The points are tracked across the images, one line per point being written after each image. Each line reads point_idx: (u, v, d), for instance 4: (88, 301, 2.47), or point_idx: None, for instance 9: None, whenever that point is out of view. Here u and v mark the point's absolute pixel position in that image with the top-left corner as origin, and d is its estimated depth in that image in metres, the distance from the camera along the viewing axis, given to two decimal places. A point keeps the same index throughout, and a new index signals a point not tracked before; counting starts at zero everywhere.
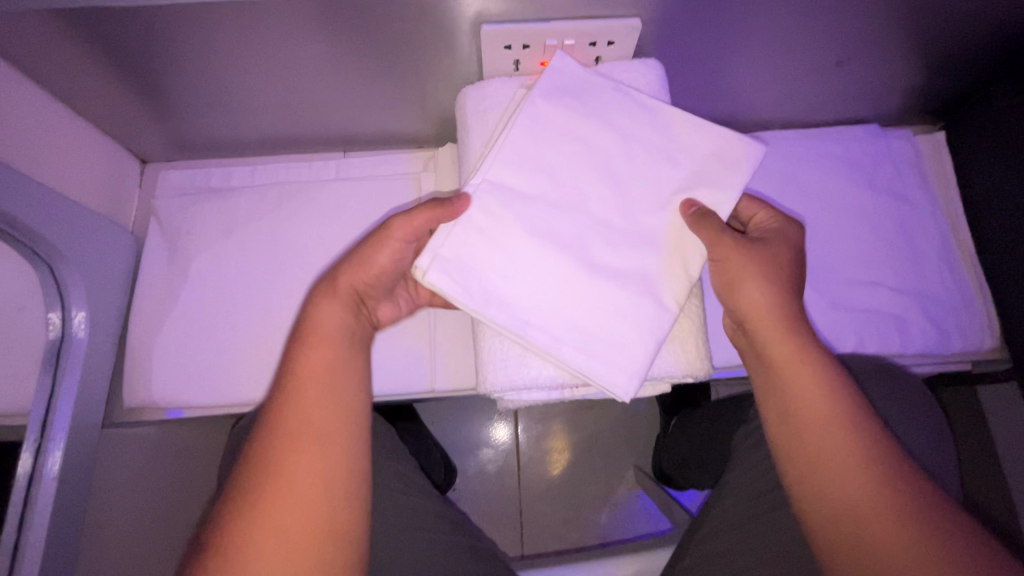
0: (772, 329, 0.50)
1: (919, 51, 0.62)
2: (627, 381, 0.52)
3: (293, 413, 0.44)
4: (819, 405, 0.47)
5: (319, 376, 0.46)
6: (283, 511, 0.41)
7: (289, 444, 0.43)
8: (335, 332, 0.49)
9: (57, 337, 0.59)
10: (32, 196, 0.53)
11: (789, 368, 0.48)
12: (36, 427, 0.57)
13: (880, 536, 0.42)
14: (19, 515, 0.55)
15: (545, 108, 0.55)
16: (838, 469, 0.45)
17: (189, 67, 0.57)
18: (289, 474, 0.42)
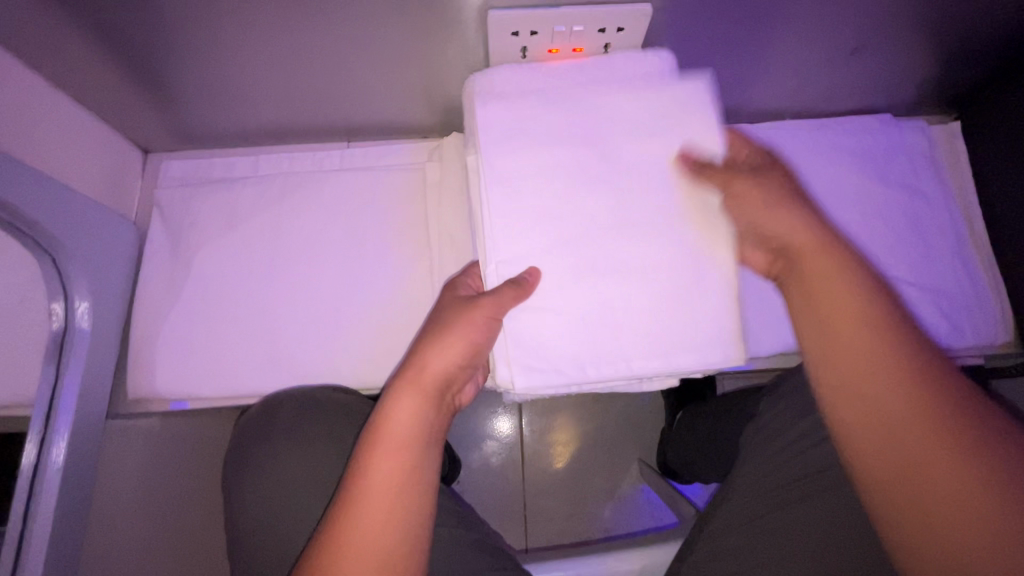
0: (802, 244, 0.48)
1: (936, 39, 0.60)
2: (715, 351, 0.53)
3: (388, 466, 0.45)
4: (855, 315, 0.44)
5: (407, 437, 0.47)
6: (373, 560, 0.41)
7: (370, 497, 0.43)
8: (426, 395, 0.49)
9: (60, 330, 0.58)
10: (34, 187, 0.52)
11: (828, 295, 0.45)
12: (40, 419, 0.56)
13: (938, 460, 0.38)
14: (25, 509, 0.54)
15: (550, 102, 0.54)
16: (883, 387, 0.41)
17: (191, 55, 0.56)
18: (364, 527, 0.42)
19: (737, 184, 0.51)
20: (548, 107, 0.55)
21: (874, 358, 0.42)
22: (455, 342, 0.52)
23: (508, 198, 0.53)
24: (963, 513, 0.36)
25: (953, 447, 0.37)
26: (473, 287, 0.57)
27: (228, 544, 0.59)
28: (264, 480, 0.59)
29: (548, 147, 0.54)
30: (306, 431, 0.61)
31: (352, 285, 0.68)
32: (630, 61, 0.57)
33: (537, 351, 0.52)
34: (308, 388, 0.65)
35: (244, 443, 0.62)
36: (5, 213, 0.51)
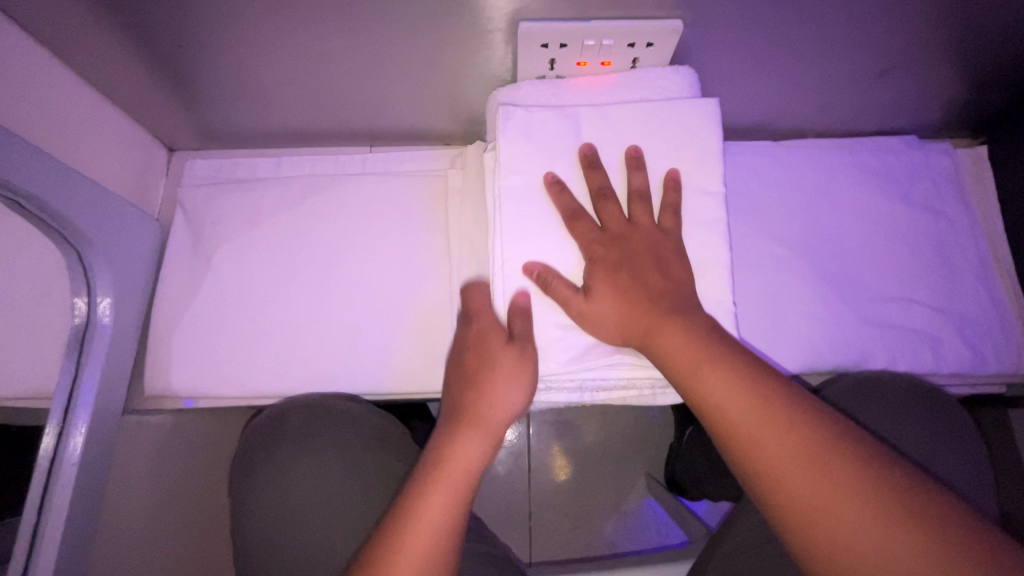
0: (684, 360, 0.46)
1: (967, 61, 0.60)
2: None
3: (468, 447, 0.50)
4: (749, 401, 0.42)
5: (495, 426, 0.51)
6: (434, 538, 0.45)
7: (428, 516, 0.45)
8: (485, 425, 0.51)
9: (82, 324, 0.59)
10: (63, 182, 0.53)
11: (712, 383, 0.44)
12: (58, 413, 0.56)
13: (843, 521, 0.36)
14: (40, 501, 0.54)
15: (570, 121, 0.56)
16: (800, 468, 0.39)
17: (220, 55, 0.57)
18: (419, 548, 0.44)
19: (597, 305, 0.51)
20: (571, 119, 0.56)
21: (770, 429, 0.41)
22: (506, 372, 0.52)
23: (525, 206, 0.55)
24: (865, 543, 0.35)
25: (862, 507, 0.36)
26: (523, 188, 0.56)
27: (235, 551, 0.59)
28: (274, 488, 0.59)
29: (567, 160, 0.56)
30: (313, 439, 0.61)
31: (370, 288, 0.68)
32: (654, 77, 0.58)
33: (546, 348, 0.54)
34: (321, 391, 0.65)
35: (252, 450, 0.61)
36: (35, 206, 0.51)
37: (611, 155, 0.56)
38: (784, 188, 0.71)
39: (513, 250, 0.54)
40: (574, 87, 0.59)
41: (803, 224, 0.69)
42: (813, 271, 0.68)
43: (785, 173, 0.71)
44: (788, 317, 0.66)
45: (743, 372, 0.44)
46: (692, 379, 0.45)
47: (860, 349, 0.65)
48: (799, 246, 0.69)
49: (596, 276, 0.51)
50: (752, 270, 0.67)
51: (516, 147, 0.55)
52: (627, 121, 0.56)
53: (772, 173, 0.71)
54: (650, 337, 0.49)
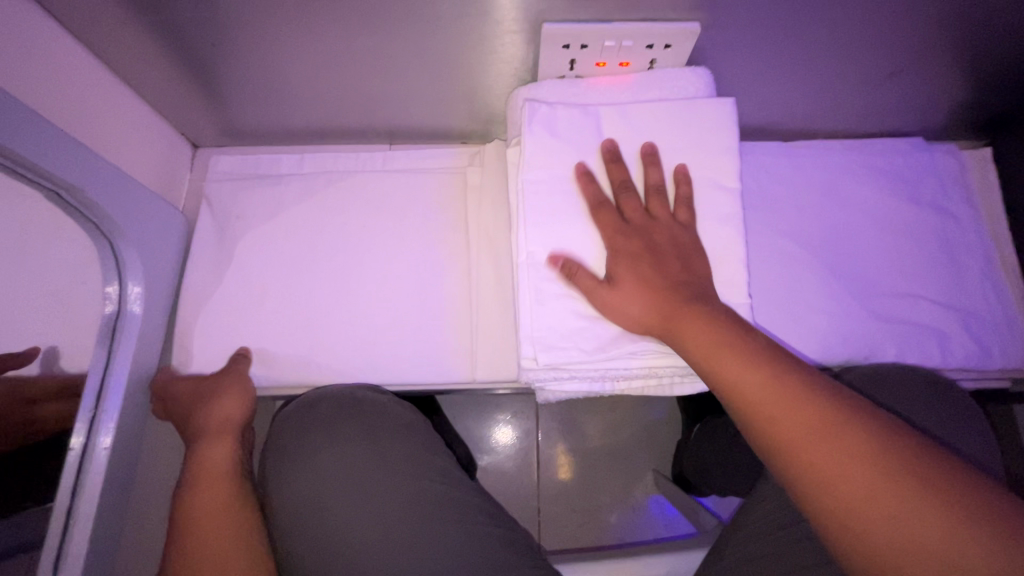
0: (707, 350, 0.47)
1: (972, 65, 0.62)
2: None
3: (215, 454, 0.57)
4: (773, 388, 0.43)
5: (230, 424, 0.60)
6: (215, 536, 0.51)
7: (201, 516, 0.52)
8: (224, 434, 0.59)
9: (113, 313, 0.60)
10: (99, 175, 0.54)
11: (730, 365, 0.46)
12: (91, 399, 0.58)
13: (868, 501, 0.37)
14: (74, 484, 0.56)
15: (591, 118, 0.58)
16: (825, 449, 0.40)
17: (250, 54, 0.59)
18: (213, 538, 0.50)
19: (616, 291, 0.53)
20: (592, 115, 0.58)
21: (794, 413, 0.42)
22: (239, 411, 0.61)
23: (548, 200, 0.56)
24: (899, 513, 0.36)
25: (889, 488, 0.37)
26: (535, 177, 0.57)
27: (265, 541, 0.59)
28: (302, 476, 0.59)
29: (587, 154, 0.57)
30: (341, 429, 0.61)
31: (390, 281, 0.70)
32: (671, 77, 0.60)
33: (569, 336, 0.55)
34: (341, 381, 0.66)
35: (282, 441, 0.62)
36: (73, 198, 0.53)
37: (631, 151, 0.58)
38: (794, 187, 0.73)
39: (536, 241, 0.56)
40: (595, 85, 0.61)
41: (813, 222, 0.71)
42: (823, 267, 0.69)
43: (796, 172, 0.73)
44: (799, 312, 0.67)
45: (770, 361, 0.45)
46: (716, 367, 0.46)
47: (869, 342, 0.66)
48: (810, 243, 0.70)
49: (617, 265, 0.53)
50: (765, 266, 0.69)
51: (539, 143, 0.57)
52: (649, 118, 0.58)
53: (783, 173, 0.73)
54: (674, 326, 0.50)
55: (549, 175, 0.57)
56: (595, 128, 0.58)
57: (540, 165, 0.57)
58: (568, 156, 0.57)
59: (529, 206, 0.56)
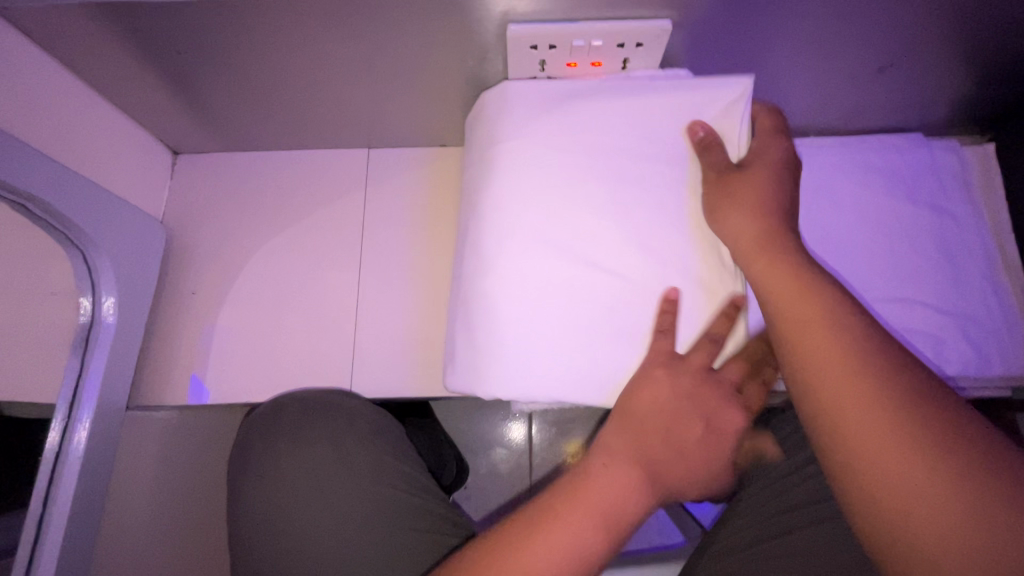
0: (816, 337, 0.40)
1: (968, 57, 0.58)
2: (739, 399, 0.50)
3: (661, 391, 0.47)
4: (838, 361, 0.38)
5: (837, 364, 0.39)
6: (614, 494, 0.43)
7: (590, 493, 0.43)
8: (597, 507, 0.42)
9: (86, 323, 0.61)
10: (68, 186, 0.54)
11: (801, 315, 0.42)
12: (63, 410, 0.58)
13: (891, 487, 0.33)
14: (45, 495, 0.57)
15: (563, 117, 0.55)
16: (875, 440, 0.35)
17: (218, 58, 0.58)
18: (593, 495, 0.43)
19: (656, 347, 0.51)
20: (563, 115, 0.55)
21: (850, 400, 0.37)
22: (626, 468, 0.45)
23: (515, 206, 0.54)
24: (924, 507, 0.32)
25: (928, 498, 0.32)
26: (508, 175, 0.54)
27: (231, 554, 0.56)
28: (267, 480, 0.58)
29: (557, 155, 0.54)
30: (306, 429, 0.60)
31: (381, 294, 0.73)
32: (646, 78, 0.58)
33: (529, 350, 0.52)
34: (313, 393, 0.65)
35: (249, 442, 0.61)
36: (40, 209, 0.53)
37: (603, 148, 0.55)
38: None
39: (502, 246, 0.53)
40: (567, 81, 0.58)
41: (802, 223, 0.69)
42: None
43: None
44: None
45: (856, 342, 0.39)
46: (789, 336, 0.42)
47: None
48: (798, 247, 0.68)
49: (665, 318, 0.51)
50: None
51: (506, 152, 0.55)
52: (623, 114, 0.55)
53: None
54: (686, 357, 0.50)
55: (517, 181, 0.54)
56: (565, 127, 0.55)
57: (511, 168, 0.54)
58: (539, 159, 0.54)
59: (496, 214, 0.54)
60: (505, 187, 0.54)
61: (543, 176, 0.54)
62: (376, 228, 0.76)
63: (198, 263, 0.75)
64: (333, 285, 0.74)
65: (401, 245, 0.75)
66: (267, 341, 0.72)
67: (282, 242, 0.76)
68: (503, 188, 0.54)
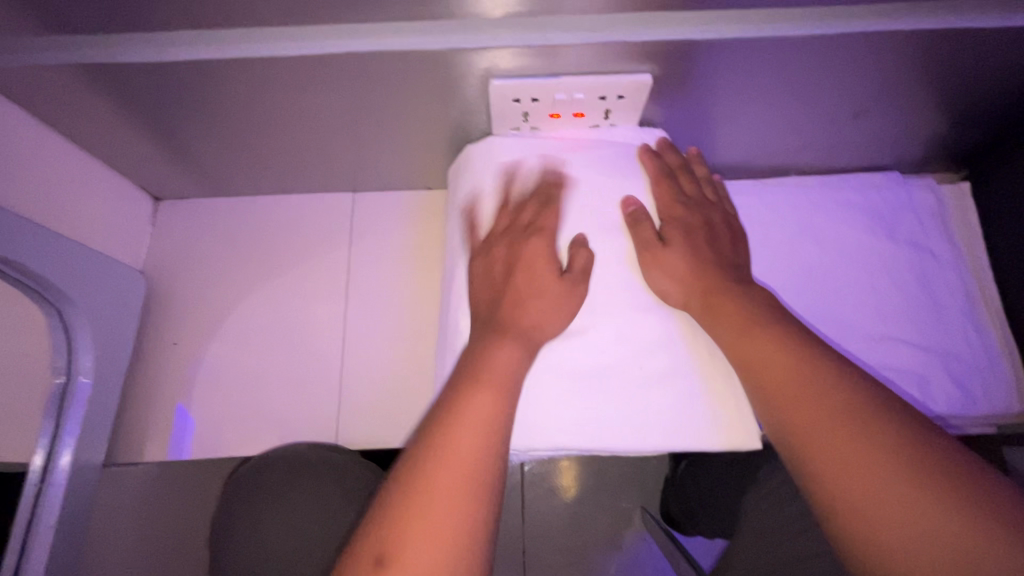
0: (775, 366, 0.44)
1: (940, 103, 0.60)
2: (728, 438, 0.51)
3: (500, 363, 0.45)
4: (817, 399, 0.41)
5: (803, 389, 0.42)
6: (467, 471, 0.39)
7: (453, 465, 0.39)
8: (467, 462, 0.39)
9: (62, 383, 0.59)
10: (43, 244, 0.53)
11: (757, 351, 0.45)
12: (36, 474, 0.56)
13: (902, 514, 0.36)
14: (17, 563, 0.54)
15: (544, 173, 0.58)
16: (866, 471, 0.38)
17: (199, 111, 0.57)
18: (448, 492, 0.38)
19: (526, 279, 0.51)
20: (545, 172, 0.58)
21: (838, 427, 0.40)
22: (481, 428, 0.41)
23: None
24: (907, 533, 0.35)
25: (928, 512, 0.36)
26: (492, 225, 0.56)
27: None
28: (251, 546, 0.56)
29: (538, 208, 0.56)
30: (290, 491, 0.59)
31: (370, 338, 0.73)
32: (627, 135, 0.60)
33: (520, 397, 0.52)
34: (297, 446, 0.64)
35: (232, 505, 0.60)
36: (14, 269, 0.52)
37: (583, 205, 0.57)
38: (767, 229, 0.71)
39: None
40: (548, 138, 0.60)
41: (789, 262, 0.69)
42: (800, 311, 0.67)
43: (768, 212, 0.71)
44: None
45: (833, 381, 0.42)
46: (767, 378, 0.44)
47: None
48: (785, 287, 0.68)
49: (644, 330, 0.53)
50: None
51: (490, 206, 0.57)
52: (602, 170, 0.58)
53: (754, 213, 0.71)
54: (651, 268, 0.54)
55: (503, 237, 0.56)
56: (545, 182, 0.57)
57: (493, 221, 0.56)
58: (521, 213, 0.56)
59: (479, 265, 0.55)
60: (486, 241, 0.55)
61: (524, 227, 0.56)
62: (363, 271, 0.75)
63: (180, 310, 0.74)
64: (318, 331, 0.73)
65: (388, 288, 0.74)
66: (251, 390, 0.71)
67: (266, 286, 0.75)
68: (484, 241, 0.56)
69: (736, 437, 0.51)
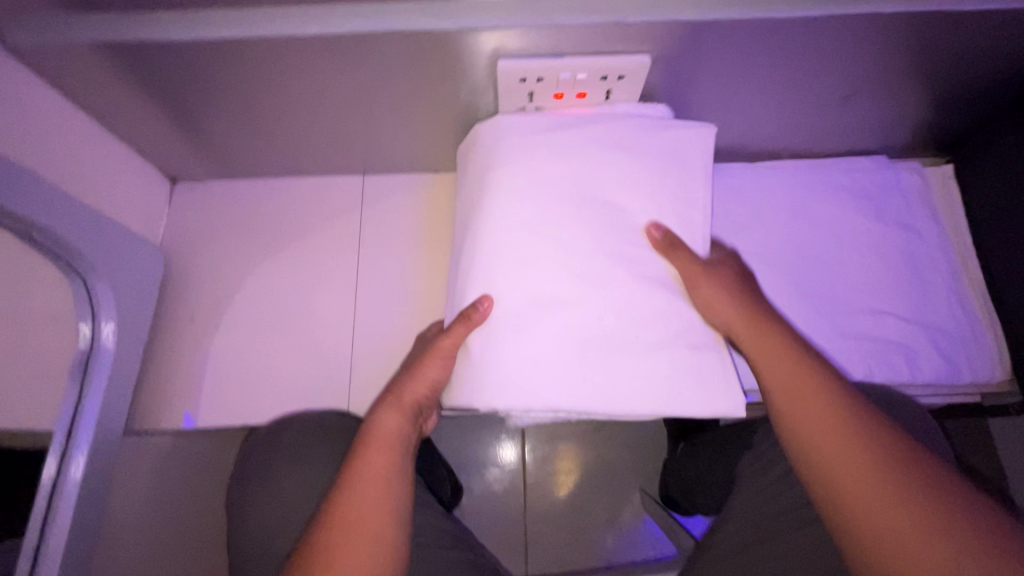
0: (785, 366, 0.48)
1: (924, 86, 0.63)
2: (716, 404, 0.54)
3: (389, 420, 0.54)
4: (818, 397, 0.46)
5: (807, 382, 0.47)
6: (374, 510, 0.48)
7: (359, 506, 0.48)
8: (372, 496, 0.49)
9: (86, 348, 0.62)
10: (71, 215, 0.56)
11: (772, 350, 0.50)
12: (63, 433, 0.59)
13: (888, 506, 0.41)
14: (43, 517, 0.57)
15: (555, 143, 0.59)
16: (856, 462, 0.43)
17: (220, 91, 0.60)
18: (356, 527, 0.47)
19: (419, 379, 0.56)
20: (558, 143, 0.59)
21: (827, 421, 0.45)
22: (380, 472, 0.51)
23: (507, 223, 0.56)
24: (889, 516, 0.40)
25: (919, 518, 0.40)
26: (504, 193, 0.57)
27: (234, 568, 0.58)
28: (268, 502, 0.58)
29: (547, 177, 0.58)
30: (309, 452, 0.61)
31: (378, 315, 0.75)
32: (630, 111, 0.63)
33: (521, 363, 0.53)
34: (308, 416, 0.65)
35: (251, 466, 0.62)
36: (45, 237, 0.54)
37: (592, 174, 0.58)
38: (760, 211, 0.74)
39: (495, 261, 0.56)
40: (557, 113, 0.62)
41: (779, 241, 0.73)
42: (792, 287, 0.70)
43: (760, 194, 0.75)
44: None
45: (832, 380, 0.47)
46: (771, 378, 0.49)
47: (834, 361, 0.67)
48: (777, 264, 0.71)
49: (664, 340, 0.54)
50: None
51: (501, 175, 0.58)
52: (613, 141, 0.59)
53: (746, 196, 0.75)
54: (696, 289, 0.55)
55: (514, 206, 0.57)
56: (555, 153, 0.59)
57: (506, 189, 0.58)
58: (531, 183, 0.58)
59: (490, 233, 0.57)
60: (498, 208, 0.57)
61: (535, 196, 0.57)
62: (372, 249, 0.78)
63: (194, 288, 0.76)
64: (329, 307, 0.75)
65: (396, 267, 0.77)
66: (264, 363, 0.73)
67: (278, 264, 0.77)
68: (496, 209, 0.57)
69: (724, 403, 0.53)
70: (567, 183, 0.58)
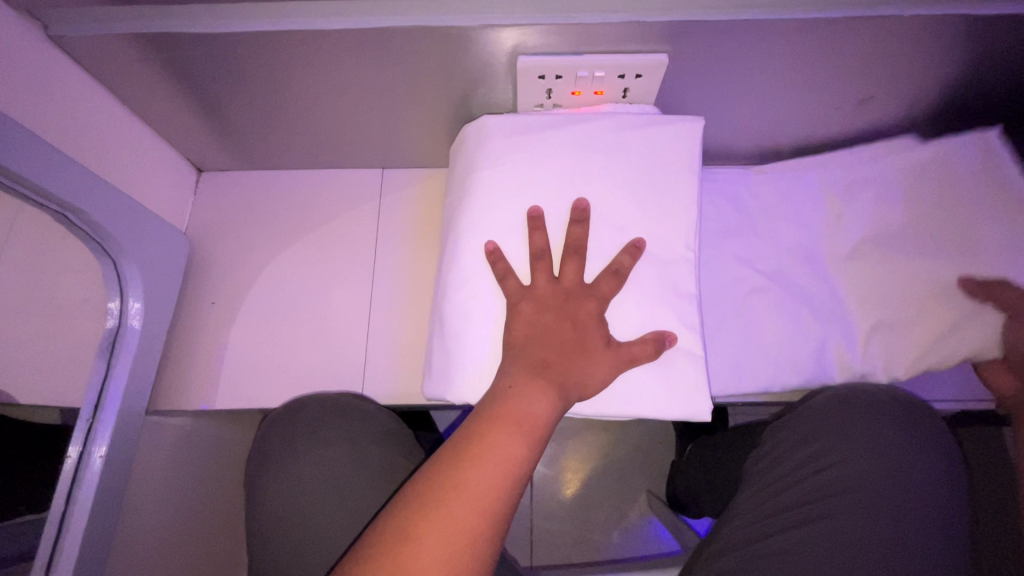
0: None
1: (942, 91, 0.63)
2: (681, 405, 0.54)
3: (534, 401, 0.48)
4: None
5: None
6: (482, 499, 0.44)
7: (471, 492, 0.44)
8: (504, 475, 0.45)
9: (113, 327, 0.64)
10: (106, 199, 0.58)
11: None
12: (89, 409, 0.61)
13: None
14: (69, 491, 0.59)
15: (538, 140, 0.59)
16: None
17: (247, 83, 0.62)
18: (459, 513, 0.43)
19: (580, 308, 0.53)
20: (540, 141, 0.59)
21: None
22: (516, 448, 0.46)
23: (488, 219, 0.58)
24: None
25: None
26: (489, 190, 0.59)
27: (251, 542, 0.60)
28: (285, 480, 0.60)
29: (532, 173, 0.59)
30: (324, 431, 0.62)
31: (391, 305, 0.77)
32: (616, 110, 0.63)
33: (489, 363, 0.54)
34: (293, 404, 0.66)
35: (268, 444, 0.63)
36: (79, 219, 0.57)
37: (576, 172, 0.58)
38: None
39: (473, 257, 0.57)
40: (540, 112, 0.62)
41: None
42: None
43: None
44: None
45: None
46: None
47: None
48: None
49: (645, 347, 0.53)
50: None
51: (484, 173, 0.59)
52: (596, 139, 0.59)
53: None
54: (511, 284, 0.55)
55: (500, 203, 0.58)
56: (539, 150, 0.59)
57: (488, 187, 0.59)
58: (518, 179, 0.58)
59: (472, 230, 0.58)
60: (482, 206, 0.58)
61: (519, 193, 0.58)
62: (386, 243, 0.79)
63: (216, 274, 0.79)
64: (343, 296, 0.77)
65: (409, 260, 0.79)
66: (280, 349, 0.75)
67: (295, 254, 0.79)
68: (480, 205, 0.58)
69: (691, 404, 0.54)
70: (548, 180, 0.58)
